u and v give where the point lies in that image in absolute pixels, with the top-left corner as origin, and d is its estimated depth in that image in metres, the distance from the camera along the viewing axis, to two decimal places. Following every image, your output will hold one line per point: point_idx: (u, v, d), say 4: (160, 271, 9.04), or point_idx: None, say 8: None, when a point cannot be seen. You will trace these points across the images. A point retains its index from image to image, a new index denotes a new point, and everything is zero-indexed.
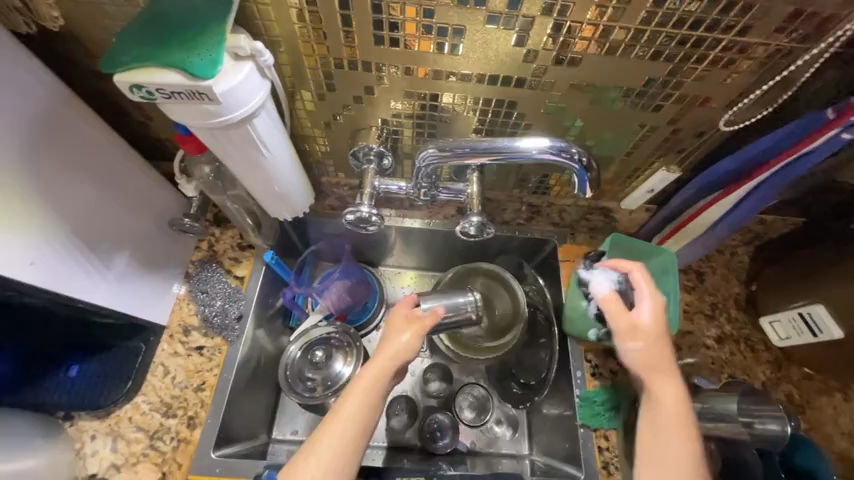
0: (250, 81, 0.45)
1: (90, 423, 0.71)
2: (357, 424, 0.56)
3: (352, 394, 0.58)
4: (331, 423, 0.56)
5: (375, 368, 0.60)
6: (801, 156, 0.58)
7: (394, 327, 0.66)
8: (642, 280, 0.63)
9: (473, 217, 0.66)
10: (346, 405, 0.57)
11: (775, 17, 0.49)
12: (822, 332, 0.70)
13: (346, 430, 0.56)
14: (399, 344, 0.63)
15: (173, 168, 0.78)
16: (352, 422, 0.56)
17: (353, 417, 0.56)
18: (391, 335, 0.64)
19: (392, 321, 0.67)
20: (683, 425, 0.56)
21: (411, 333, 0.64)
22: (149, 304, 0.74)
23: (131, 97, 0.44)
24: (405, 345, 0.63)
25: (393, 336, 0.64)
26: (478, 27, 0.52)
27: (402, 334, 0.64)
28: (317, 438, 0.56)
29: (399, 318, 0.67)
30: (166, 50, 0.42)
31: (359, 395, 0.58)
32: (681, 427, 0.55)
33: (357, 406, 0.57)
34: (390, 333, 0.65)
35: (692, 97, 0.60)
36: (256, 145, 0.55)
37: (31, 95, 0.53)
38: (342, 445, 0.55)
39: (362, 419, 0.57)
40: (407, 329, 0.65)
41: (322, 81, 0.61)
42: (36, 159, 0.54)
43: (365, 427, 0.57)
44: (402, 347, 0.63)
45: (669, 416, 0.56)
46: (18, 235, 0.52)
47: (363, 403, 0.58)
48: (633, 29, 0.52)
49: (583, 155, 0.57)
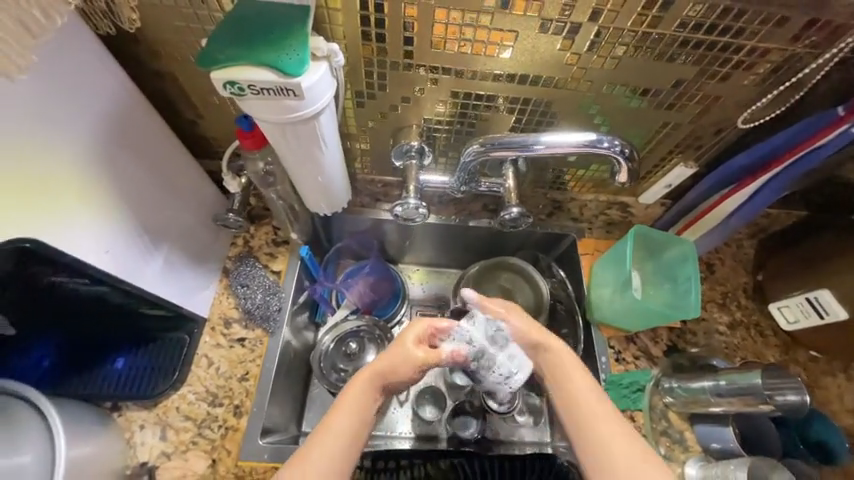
0: (323, 80, 0.52)
1: (139, 413, 0.73)
2: (349, 437, 0.54)
3: (343, 404, 0.56)
4: (320, 436, 0.53)
5: (369, 378, 0.58)
6: (812, 150, 0.64)
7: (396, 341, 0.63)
8: (521, 322, 0.67)
9: (513, 208, 0.73)
10: (336, 417, 0.55)
11: (793, 26, 0.56)
12: (829, 314, 0.75)
13: (336, 442, 0.53)
14: (399, 357, 0.61)
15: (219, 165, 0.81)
16: (343, 434, 0.54)
17: (346, 428, 0.54)
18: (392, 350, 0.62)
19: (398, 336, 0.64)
20: (599, 409, 0.57)
21: (422, 352, 0.62)
22: (195, 296, 0.77)
23: (222, 92, 0.51)
24: (409, 359, 0.61)
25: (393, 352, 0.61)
26: (530, 33, 0.58)
27: (408, 348, 0.62)
28: (307, 449, 0.53)
29: (407, 337, 0.64)
30: (257, 52, 0.49)
31: (349, 406, 0.56)
32: (595, 400, 0.57)
33: (349, 417, 0.55)
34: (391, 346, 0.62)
35: (712, 97, 0.65)
36: (317, 142, 0.60)
37: (109, 93, 0.57)
38: (333, 457, 0.53)
39: (354, 431, 0.55)
40: (411, 344, 0.63)
41: (375, 82, 0.66)
42: (112, 154, 0.59)
43: (355, 438, 0.54)
44: (400, 359, 0.61)
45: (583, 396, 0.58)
46: (97, 226, 0.58)
47: (356, 415, 0.56)
48: (668, 35, 0.57)
49: (625, 147, 0.63)
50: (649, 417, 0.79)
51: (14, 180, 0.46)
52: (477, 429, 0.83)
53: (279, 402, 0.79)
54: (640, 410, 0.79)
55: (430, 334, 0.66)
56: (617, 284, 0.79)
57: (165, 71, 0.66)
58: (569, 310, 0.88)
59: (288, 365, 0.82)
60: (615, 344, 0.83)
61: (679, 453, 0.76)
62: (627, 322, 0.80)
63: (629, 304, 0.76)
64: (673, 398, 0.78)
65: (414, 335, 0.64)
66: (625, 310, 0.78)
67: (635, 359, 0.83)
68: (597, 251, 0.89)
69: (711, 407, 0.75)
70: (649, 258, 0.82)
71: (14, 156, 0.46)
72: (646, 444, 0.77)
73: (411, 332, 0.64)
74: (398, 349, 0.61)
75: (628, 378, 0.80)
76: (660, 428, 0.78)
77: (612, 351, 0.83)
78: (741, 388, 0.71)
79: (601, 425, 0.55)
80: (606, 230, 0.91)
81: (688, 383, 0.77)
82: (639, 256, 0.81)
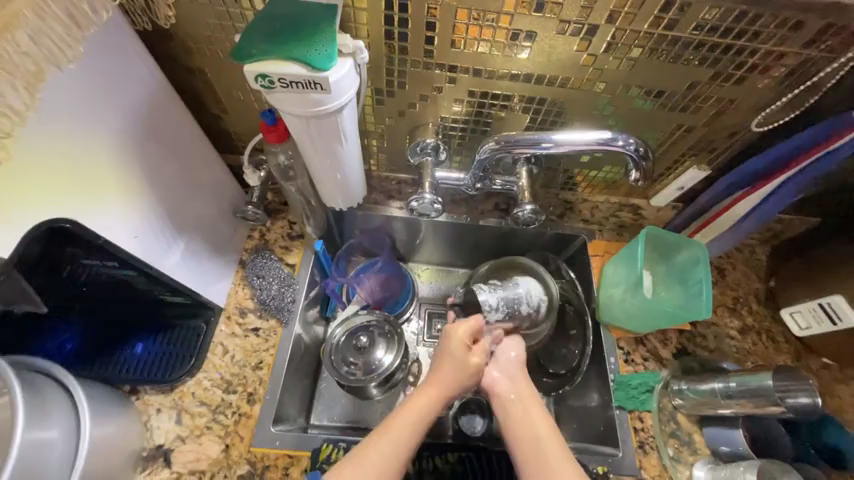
0: (348, 75, 0.54)
1: (156, 397, 0.74)
2: (404, 443, 0.58)
3: (407, 408, 0.61)
4: (379, 437, 0.58)
5: (431, 387, 0.65)
6: (829, 152, 0.64)
7: (453, 347, 0.69)
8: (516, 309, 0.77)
9: (526, 206, 0.74)
10: (400, 418, 0.60)
11: (809, 30, 0.56)
12: (841, 320, 0.74)
13: (394, 445, 0.57)
14: (457, 364, 0.67)
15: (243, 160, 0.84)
16: (405, 436, 0.58)
17: (406, 431, 0.59)
18: (448, 354, 0.68)
19: (447, 343, 0.70)
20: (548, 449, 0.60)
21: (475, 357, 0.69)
22: (214, 285, 0.79)
23: (252, 85, 0.53)
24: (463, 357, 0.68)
25: (452, 353, 0.68)
26: (548, 34, 0.59)
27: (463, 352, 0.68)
28: (365, 449, 0.57)
29: (456, 340, 0.70)
30: (288, 47, 0.52)
31: (410, 414, 0.60)
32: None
33: (408, 426, 0.59)
34: (448, 354, 0.69)
35: (727, 99, 0.66)
36: (338, 135, 0.62)
37: (143, 86, 0.60)
38: (386, 458, 0.56)
39: (410, 437, 0.58)
40: (464, 352, 0.68)
41: (394, 80, 0.68)
42: (143, 144, 0.62)
43: (406, 446, 0.58)
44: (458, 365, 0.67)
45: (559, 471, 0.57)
46: (127, 213, 0.61)
47: (415, 419, 0.60)
48: (684, 37, 0.58)
49: (639, 145, 0.64)
50: (657, 418, 0.79)
51: (53, 161, 0.49)
52: (484, 427, 0.83)
53: (290, 392, 0.80)
54: (649, 411, 0.79)
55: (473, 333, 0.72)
56: (628, 284, 0.79)
57: (195, 66, 0.69)
58: (579, 310, 0.87)
59: (299, 357, 0.84)
60: (624, 345, 0.84)
61: (687, 455, 0.76)
62: (639, 323, 0.80)
63: (641, 304, 0.77)
64: (682, 400, 0.78)
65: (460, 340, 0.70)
66: (636, 310, 0.78)
67: (644, 361, 0.83)
68: (607, 253, 0.89)
69: (720, 409, 0.75)
70: (660, 260, 0.83)
71: (59, 144, 0.49)
72: (654, 446, 0.76)
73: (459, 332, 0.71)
74: (455, 354, 0.68)
75: (638, 378, 0.80)
76: (668, 430, 0.78)
77: (621, 352, 0.83)
78: (752, 389, 0.71)
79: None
80: (616, 232, 0.91)
81: (698, 385, 0.76)
82: (650, 258, 0.82)
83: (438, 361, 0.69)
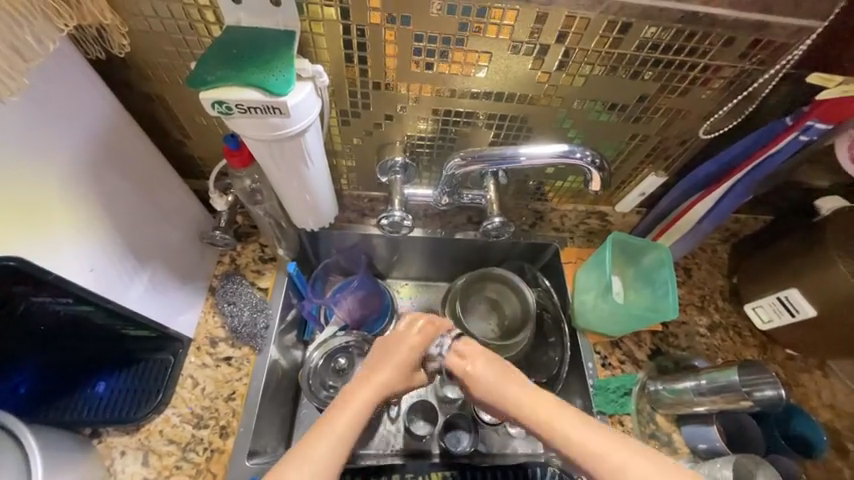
0: (307, 98, 0.55)
1: (119, 439, 0.70)
2: (351, 433, 0.54)
3: (354, 400, 0.57)
4: (323, 430, 0.53)
5: (379, 378, 0.60)
6: (770, 155, 0.69)
7: (398, 340, 0.66)
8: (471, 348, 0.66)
9: (495, 218, 0.76)
10: (342, 409, 0.56)
11: (741, 45, 0.61)
12: (798, 312, 0.79)
13: (328, 447, 0.52)
14: (397, 365, 0.63)
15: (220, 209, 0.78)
16: (347, 428, 0.54)
17: (351, 424, 0.55)
18: (390, 347, 0.65)
19: (385, 338, 0.67)
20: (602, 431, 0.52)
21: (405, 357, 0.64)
22: (180, 315, 0.76)
23: (209, 111, 0.54)
24: (409, 351, 0.65)
25: (396, 346, 0.65)
26: (503, 54, 0.62)
27: (410, 343, 0.65)
28: (307, 442, 0.52)
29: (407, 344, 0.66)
30: (244, 73, 0.53)
31: (357, 407, 0.56)
32: (589, 429, 0.52)
33: (351, 420, 0.55)
34: (392, 346, 0.65)
35: (674, 110, 0.71)
36: (304, 159, 0.63)
37: (98, 113, 0.59)
38: (331, 454, 0.51)
39: (355, 427, 0.55)
40: (414, 343, 0.66)
41: (358, 101, 0.69)
42: (101, 172, 0.60)
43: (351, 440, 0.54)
44: (398, 369, 0.63)
45: (582, 435, 0.52)
46: (82, 245, 0.58)
47: (358, 409, 0.56)
48: (629, 54, 0.62)
49: (596, 157, 0.66)
50: (637, 420, 0.80)
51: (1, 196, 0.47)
52: (470, 443, 0.81)
53: (267, 422, 0.77)
54: (628, 413, 0.80)
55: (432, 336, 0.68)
56: (598, 289, 0.81)
57: (155, 93, 0.69)
58: (556, 318, 0.88)
59: (275, 384, 0.79)
60: (600, 350, 0.85)
61: (667, 455, 0.77)
62: (613, 327, 0.82)
63: (610, 310, 0.79)
64: (659, 400, 0.80)
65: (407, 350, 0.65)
66: (609, 314, 0.79)
67: (621, 364, 0.84)
68: (579, 259, 0.92)
69: (695, 407, 0.77)
70: (629, 264, 0.85)
71: (8, 181, 0.48)
72: None
73: (410, 325, 0.68)
74: (398, 349, 0.65)
75: (616, 382, 0.81)
76: (647, 431, 0.79)
77: (598, 356, 0.84)
78: (722, 386, 0.73)
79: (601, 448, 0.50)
80: (586, 239, 0.95)
81: (673, 384, 0.78)
82: (619, 262, 0.85)
83: (384, 348, 0.66)
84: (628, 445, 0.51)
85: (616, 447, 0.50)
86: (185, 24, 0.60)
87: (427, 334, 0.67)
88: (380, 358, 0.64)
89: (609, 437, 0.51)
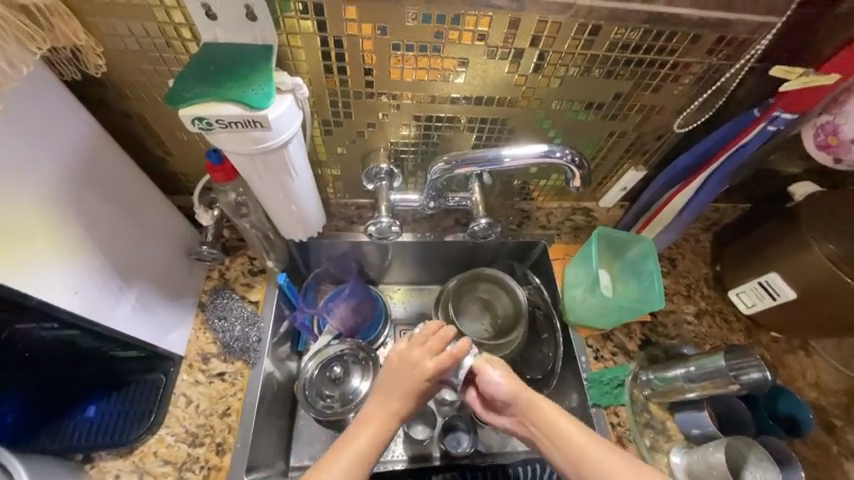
0: (288, 110, 0.56)
1: (113, 462, 0.69)
2: (366, 460, 0.55)
3: (367, 427, 0.57)
4: (336, 453, 0.55)
5: (387, 407, 0.59)
6: (742, 146, 0.71)
7: (412, 362, 0.62)
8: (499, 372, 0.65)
9: (481, 220, 0.77)
10: (357, 437, 0.56)
11: (706, 42, 0.63)
12: (779, 295, 0.81)
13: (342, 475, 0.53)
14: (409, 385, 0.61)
15: (206, 223, 0.77)
16: (366, 456, 0.55)
17: (365, 451, 0.55)
18: (399, 372, 0.62)
19: (392, 362, 0.63)
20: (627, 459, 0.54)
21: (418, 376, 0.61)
22: (170, 334, 0.75)
23: (190, 128, 0.54)
24: (421, 377, 0.61)
25: (407, 372, 0.61)
26: (480, 59, 0.63)
27: (420, 367, 0.61)
28: (319, 470, 0.53)
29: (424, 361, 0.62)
30: (223, 89, 0.53)
31: (368, 436, 0.56)
32: (591, 442, 0.56)
33: (365, 449, 0.55)
34: (401, 369, 0.62)
35: (649, 107, 0.73)
36: (288, 170, 0.63)
37: (77, 135, 0.59)
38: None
39: (370, 453, 0.55)
40: (427, 370, 0.61)
41: (340, 110, 0.70)
42: (82, 193, 0.59)
43: (365, 466, 0.54)
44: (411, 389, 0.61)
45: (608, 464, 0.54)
46: (64, 269, 0.57)
47: (372, 438, 0.56)
48: (601, 55, 0.64)
49: (575, 156, 0.68)
50: (631, 411, 0.81)
51: None
52: (470, 444, 0.81)
53: (265, 436, 0.76)
54: (623, 404, 0.81)
55: (447, 365, 0.63)
56: (587, 284, 0.83)
57: (133, 111, 0.68)
58: (548, 314, 0.89)
59: (270, 397, 0.79)
60: (593, 343, 0.86)
61: (663, 443, 0.79)
62: (604, 319, 0.83)
63: (600, 303, 0.80)
64: (651, 390, 0.81)
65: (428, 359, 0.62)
66: (599, 308, 0.81)
67: (613, 356, 0.85)
68: (567, 255, 0.92)
69: (686, 394, 0.78)
70: (615, 257, 0.87)
71: None
72: (632, 438, 0.78)
73: (424, 340, 0.64)
74: (410, 370, 0.61)
75: (609, 374, 0.82)
76: (642, 420, 0.81)
77: (591, 350, 0.85)
78: (710, 372, 0.75)
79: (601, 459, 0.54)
80: (573, 235, 0.95)
81: (663, 373, 0.80)
82: (605, 256, 0.86)
83: (395, 368, 0.63)
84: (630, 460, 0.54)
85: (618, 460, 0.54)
86: (161, 42, 0.60)
87: (444, 362, 0.62)
88: (390, 379, 0.62)
89: (618, 456, 0.54)
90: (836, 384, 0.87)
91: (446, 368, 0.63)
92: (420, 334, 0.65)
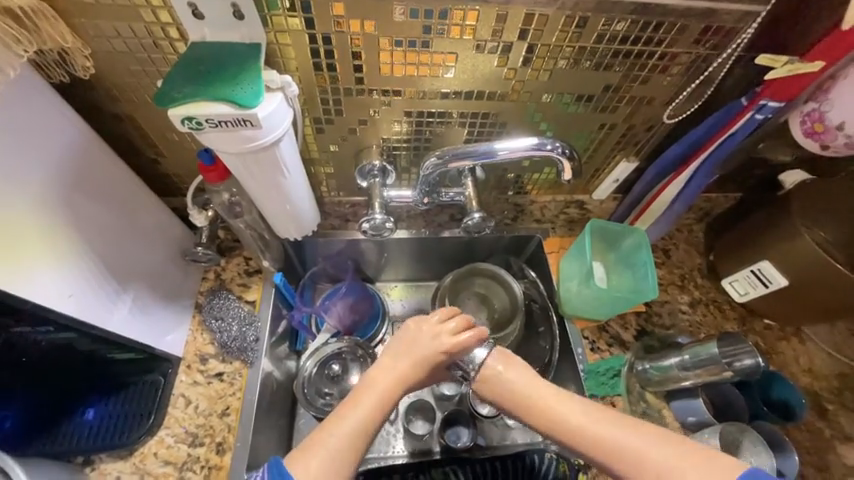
0: (279, 108, 0.56)
1: (113, 465, 0.69)
2: (373, 420, 0.57)
3: (375, 385, 0.60)
4: (347, 410, 0.57)
5: (397, 369, 0.62)
6: (730, 135, 0.72)
7: (427, 332, 0.65)
8: (511, 364, 0.63)
9: (474, 214, 0.78)
10: (366, 395, 0.59)
11: (693, 32, 0.63)
12: (771, 282, 0.82)
13: (348, 430, 0.55)
14: (423, 350, 0.64)
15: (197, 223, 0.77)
16: (373, 412, 0.57)
17: (372, 408, 0.57)
18: (415, 340, 0.65)
19: (408, 329, 0.66)
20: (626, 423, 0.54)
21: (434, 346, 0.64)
22: (166, 336, 0.75)
23: (180, 127, 0.54)
24: (438, 349, 0.63)
25: (424, 341, 0.64)
26: (469, 53, 0.63)
27: (437, 339, 0.64)
28: (324, 431, 0.55)
29: (439, 331, 0.65)
30: (212, 89, 0.53)
31: (377, 397, 0.59)
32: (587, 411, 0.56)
33: (373, 409, 0.57)
34: (416, 336, 0.65)
35: (638, 98, 0.73)
36: (280, 169, 0.63)
37: (67, 138, 0.59)
38: (354, 435, 0.55)
39: (378, 412, 0.58)
40: (444, 347, 0.64)
41: (331, 108, 0.70)
42: (74, 196, 0.59)
43: (374, 422, 0.57)
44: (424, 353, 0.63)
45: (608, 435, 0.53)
46: (59, 272, 0.58)
47: (380, 397, 0.59)
48: (589, 46, 0.64)
49: (565, 148, 0.68)
50: (628, 400, 0.82)
51: None
52: (470, 438, 0.81)
53: (265, 435, 0.76)
54: (619, 394, 0.82)
55: (470, 343, 0.65)
56: (581, 276, 0.83)
57: (124, 113, 0.68)
58: (544, 307, 0.89)
59: (269, 396, 0.79)
60: (588, 335, 0.87)
61: None
62: (599, 310, 0.83)
63: (596, 295, 0.80)
64: (647, 379, 0.82)
65: (446, 332, 0.65)
66: (594, 299, 0.81)
67: (609, 347, 0.86)
68: (562, 248, 0.93)
69: (681, 382, 0.79)
70: (609, 249, 0.88)
71: None
72: None
73: (443, 322, 0.66)
74: (424, 336, 0.65)
75: (604, 364, 0.83)
76: (638, 410, 0.81)
77: (586, 341, 0.86)
78: (704, 359, 0.76)
79: (600, 434, 0.54)
80: (568, 228, 0.95)
81: (658, 362, 0.81)
82: (599, 248, 0.87)
83: (410, 337, 0.65)
84: (626, 424, 0.54)
85: (612, 427, 0.54)
86: (149, 43, 0.59)
87: (465, 342, 0.64)
88: (404, 344, 0.65)
89: (611, 419, 0.55)
90: (829, 369, 0.88)
91: (470, 344, 0.65)
92: (438, 315, 0.67)
